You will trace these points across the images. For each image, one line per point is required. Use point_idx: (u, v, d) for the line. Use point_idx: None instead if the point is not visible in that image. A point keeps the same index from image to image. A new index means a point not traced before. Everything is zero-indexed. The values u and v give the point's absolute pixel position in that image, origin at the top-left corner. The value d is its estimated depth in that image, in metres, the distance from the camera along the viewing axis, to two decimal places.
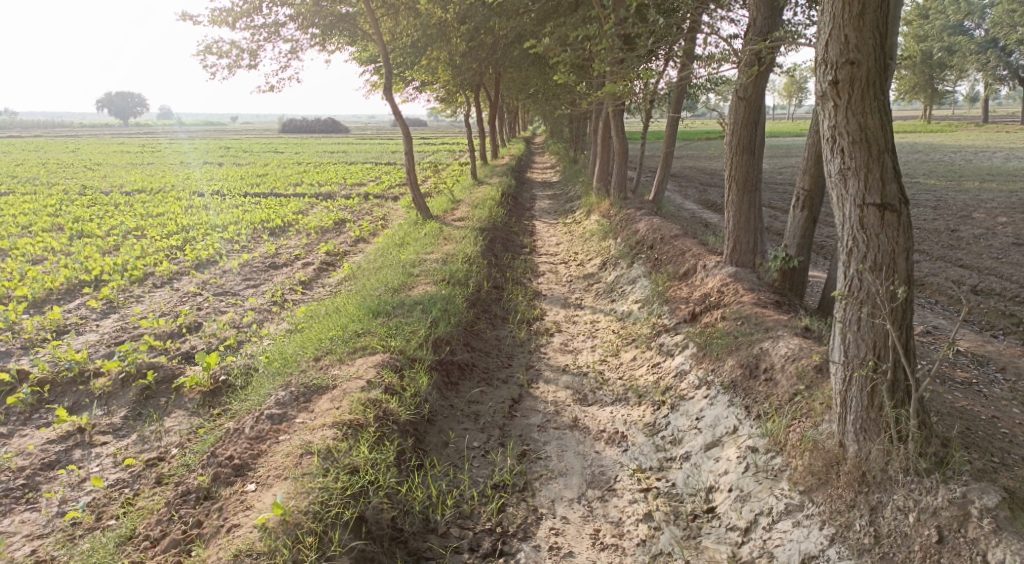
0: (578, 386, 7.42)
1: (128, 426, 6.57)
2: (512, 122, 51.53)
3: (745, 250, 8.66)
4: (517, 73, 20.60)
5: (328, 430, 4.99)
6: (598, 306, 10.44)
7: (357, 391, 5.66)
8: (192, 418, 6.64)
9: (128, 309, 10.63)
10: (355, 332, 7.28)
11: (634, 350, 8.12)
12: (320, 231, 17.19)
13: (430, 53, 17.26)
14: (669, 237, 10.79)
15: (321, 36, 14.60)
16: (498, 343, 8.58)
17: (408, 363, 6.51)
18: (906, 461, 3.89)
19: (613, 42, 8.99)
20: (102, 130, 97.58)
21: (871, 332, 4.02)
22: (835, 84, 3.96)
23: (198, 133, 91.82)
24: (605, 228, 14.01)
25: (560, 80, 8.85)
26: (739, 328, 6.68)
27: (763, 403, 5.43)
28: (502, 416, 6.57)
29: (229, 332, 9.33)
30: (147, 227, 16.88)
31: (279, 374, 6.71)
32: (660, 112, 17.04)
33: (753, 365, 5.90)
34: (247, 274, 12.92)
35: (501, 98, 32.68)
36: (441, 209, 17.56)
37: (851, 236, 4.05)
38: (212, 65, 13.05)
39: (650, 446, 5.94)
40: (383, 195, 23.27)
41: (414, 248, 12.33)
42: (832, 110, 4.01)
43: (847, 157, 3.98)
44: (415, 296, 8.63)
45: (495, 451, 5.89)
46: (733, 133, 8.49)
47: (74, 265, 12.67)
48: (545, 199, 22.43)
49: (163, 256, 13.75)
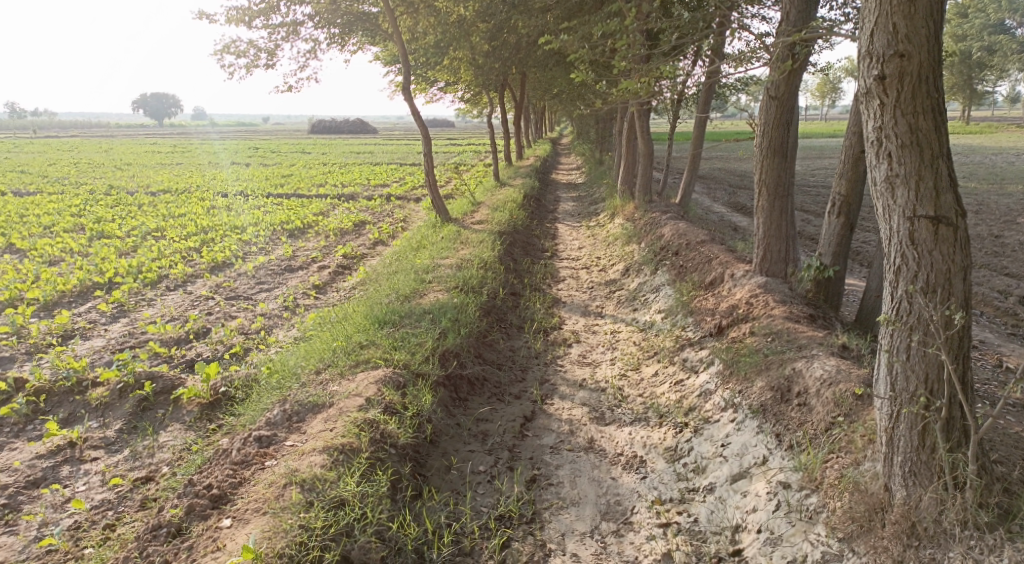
0: (595, 403, 6.97)
1: (122, 440, 6.31)
2: (538, 123, 51.08)
3: (775, 259, 8.12)
4: (540, 73, 20.18)
5: (318, 456, 4.67)
6: (619, 314, 9.97)
7: (354, 410, 5.32)
8: (188, 433, 6.34)
9: (138, 313, 10.44)
10: (359, 344, 6.92)
11: (655, 365, 7.64)
12: (338, 233, 16.93)
13: (451, 53, 16.93)
14: (695, 243, 10.27)
15: (340, 36, 14.35)
16: (512, 354, 8.16)
17: (413, 379, 6.14)
18: (964, 512, 3.38)
19: (636, 38, 8.48)
20: (136, 130, 99.69)
21: (922, 363, 3.50)
22: (881, 79, 3.43)
23: (229, 134, 92.97)
24: (629, 232, 13.51)
25: (579, 79, 8.35)
26: (769, 345, 6.19)
27: (796, 431, 4.95)
28: (512, 436, 6.15)
29: (236, 339, 9.06)
30: (166, 228, 16.80)
31: (278, 387, 6.38)
32: (688, 112, 16.47)
33: (784, 387, 5.41)
34: (261, 277, 12.69)
35: (526, 98, 32.22)
36: (461, 211, 17.20)
37: (899, 253, 3.52)
38: (229, 65, 12.82)
39: (671, 474, 5.47)
40: (405, 196, 23.01)
41: (430, 253, 11.96)
42: (877, 109, 3.48)
43: (895, 163, 3.46)
44: (426, 304, 8.25)
45: (502, 476, 5.48)
46: (764, 134, 7.92)
47: (89, 266, 12.55)
48: (569, 202, 21.95)
49: (178, 258, 13.59)
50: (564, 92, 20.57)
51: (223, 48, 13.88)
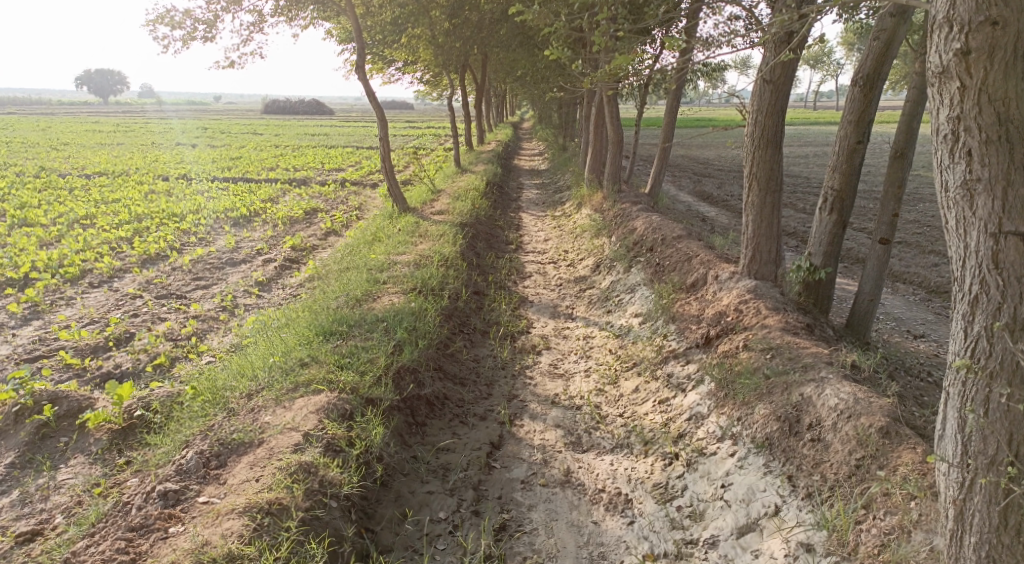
0: (571, 424, 6.16)
1: (11, 479, 5.14)
2: (500, 107, 49.98)
3: (765, 260, 7.40)
4: (504, 54, 19.19)
5: (235, 521, 3.83)
6: (591, 317, 9.18)
7: (288, 451, 4.41)
8: (92, 469, 5.20)
9: (53, 315, 9.08)
10: (299, 362, 5.92)
11: (635, 379, 6.87)
12: (288, 222, 15.71)
13: (409, 31, 15.81)
14: (672, 237, 9.54)
15: (289, 8, 13.08)
16: (477, 366, 7.30)
17: (361, 405, 5.22)
18: None
19: (616, 14, 7.48)
20: (76, 107, 94.68)
21: (1006, 421, 2.98)
22: (965, 55, 2.89)
23: (178, 114, 88.80)
24: (598, 224, 12.75)
25: (553, 57, 7.28)
26: (769, 364, 5.46)
27: (812, 475, 4.40)
28: (478, 470, 5.31)
29: (163, 347, 7.90)
30: (97, 215, 15.28)
31: (201, 416, 5.35)
32: (658, 97, 15.72)
33: (792, 418, 4.81)
34: (198, 272, 11.47)
35: (487, 82, 31.16)
36: (419, 199, 16.21)
37: (977, 278, 3.02)
38: (163, 37, 11.51)
39: (663, 519, 4.80)
40: (362, 182, 21.79)
41: (385, 247, 10.94)
42: (957, 94, 2.95)
43: (977, 163, 2.94)
44: (379, 310, 7.27)
45: (467, 525, 4.71)
46: (756, 123, 7.14)
47: (2, 258, 11.10)
48: (532, 190, 21.12)
49: (106, 250, 12.22)
50: (528, 74, 19.65)
51: (156, 18, 12.48)
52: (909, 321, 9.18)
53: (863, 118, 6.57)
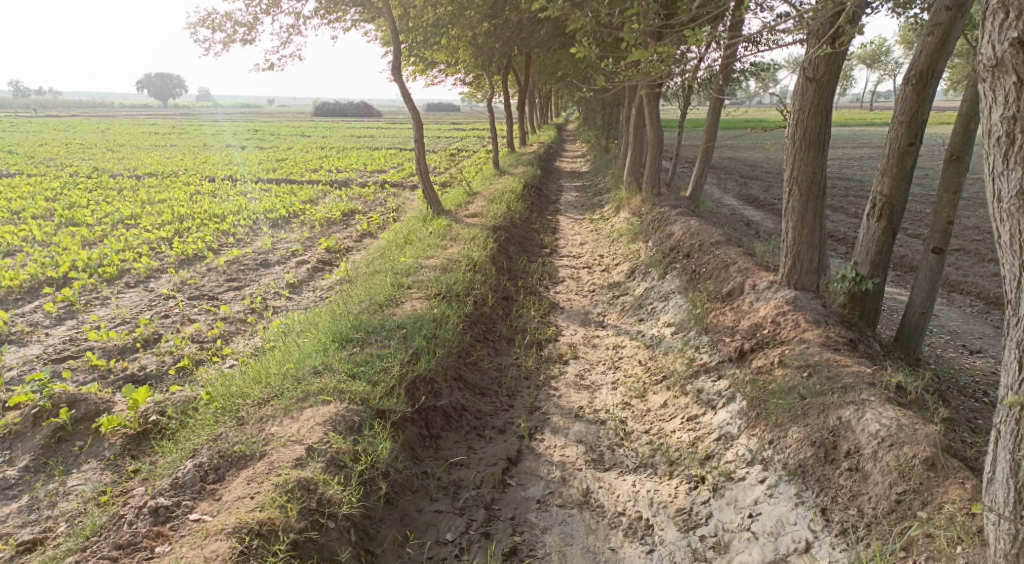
0: (593, 440, 5.85)
1: (24, 483, 5.15)
2: (544, 108, 49.67)
3: (806, 270, 6.95)
4: (544, 54, 18.92)
5: (222, 542, 3.81)
6: (622, 325, 8.83)
7: (288, 466, 4.38)
8: (103, 475, 5.15)
9: (87, 315, 9.24)
10: (312, 370, 5.78)
11: (665, 393, 6.51)
12: (325, 224, 15.78)
13: (448, 32, 15.69)
14: (710, 243, 9.12)
15: (327, 10, 13.09)
16: (499, 375, 7.05)
17: (371, 417, 5.06)
18: None
19: (649, 9, 7.10)
20: (137, 110, 98.54)
21: None
22: (1022, 47, 2.66)
23: (232, 115, 91.19)
24: (635, 228, 12.37)
25: (580, 55, 6.87)
26: (805, 383, 5.06)
27: (847, 509, 4.04)
28: (491, 487, 5.08)
29: (188, 349, 7.89)
30: (142, 215, 15.61)
31: (210, 424, 5.25)
32: (701, 96, 15.20)
33: (827, 444, 4.43)
34: (233, 273, 11.55)
35: (531, 83, 30.91)
36: (455, 202, 16.09)
37: None
38: (204, 39, 11.65)
39: (684, 550, 4.47)
40: (401, 184, 21.81)
41: (415, 250, 10.81)
42: (1012, 92, 2.71)
43: None
44: (399, 316, 7.09)
45: (475, 549, 4.49)
46: (798, 124, 6.71)
47: (46, 258, 11.38)
48: (572, 192, 20.77)
49: (145, 250, 12.43)
50: (569, 75, 19.32)
51: (198, 22, 12.64)
52: (965, 334, 8.55)
53: (916, 118, 6.09)
